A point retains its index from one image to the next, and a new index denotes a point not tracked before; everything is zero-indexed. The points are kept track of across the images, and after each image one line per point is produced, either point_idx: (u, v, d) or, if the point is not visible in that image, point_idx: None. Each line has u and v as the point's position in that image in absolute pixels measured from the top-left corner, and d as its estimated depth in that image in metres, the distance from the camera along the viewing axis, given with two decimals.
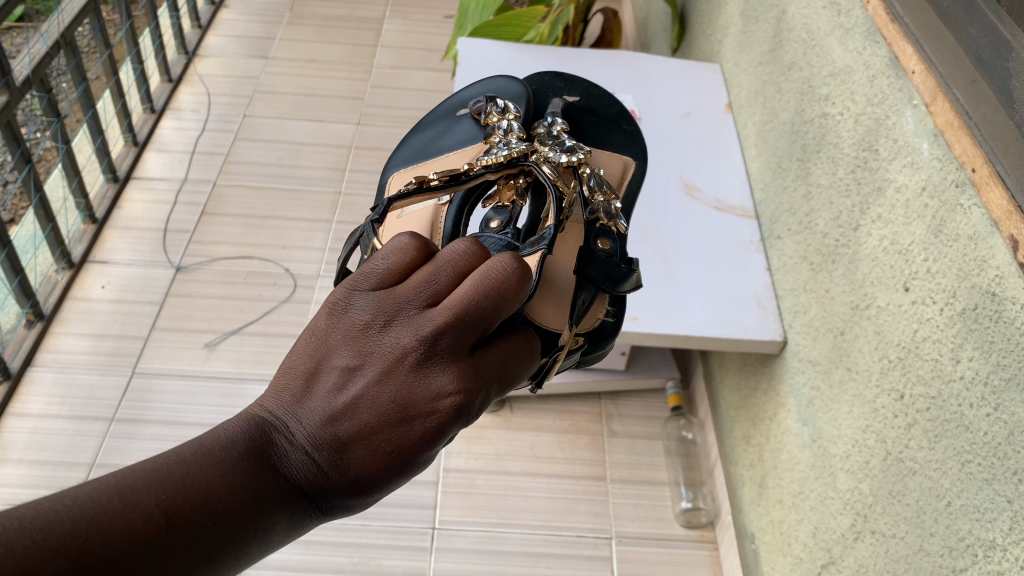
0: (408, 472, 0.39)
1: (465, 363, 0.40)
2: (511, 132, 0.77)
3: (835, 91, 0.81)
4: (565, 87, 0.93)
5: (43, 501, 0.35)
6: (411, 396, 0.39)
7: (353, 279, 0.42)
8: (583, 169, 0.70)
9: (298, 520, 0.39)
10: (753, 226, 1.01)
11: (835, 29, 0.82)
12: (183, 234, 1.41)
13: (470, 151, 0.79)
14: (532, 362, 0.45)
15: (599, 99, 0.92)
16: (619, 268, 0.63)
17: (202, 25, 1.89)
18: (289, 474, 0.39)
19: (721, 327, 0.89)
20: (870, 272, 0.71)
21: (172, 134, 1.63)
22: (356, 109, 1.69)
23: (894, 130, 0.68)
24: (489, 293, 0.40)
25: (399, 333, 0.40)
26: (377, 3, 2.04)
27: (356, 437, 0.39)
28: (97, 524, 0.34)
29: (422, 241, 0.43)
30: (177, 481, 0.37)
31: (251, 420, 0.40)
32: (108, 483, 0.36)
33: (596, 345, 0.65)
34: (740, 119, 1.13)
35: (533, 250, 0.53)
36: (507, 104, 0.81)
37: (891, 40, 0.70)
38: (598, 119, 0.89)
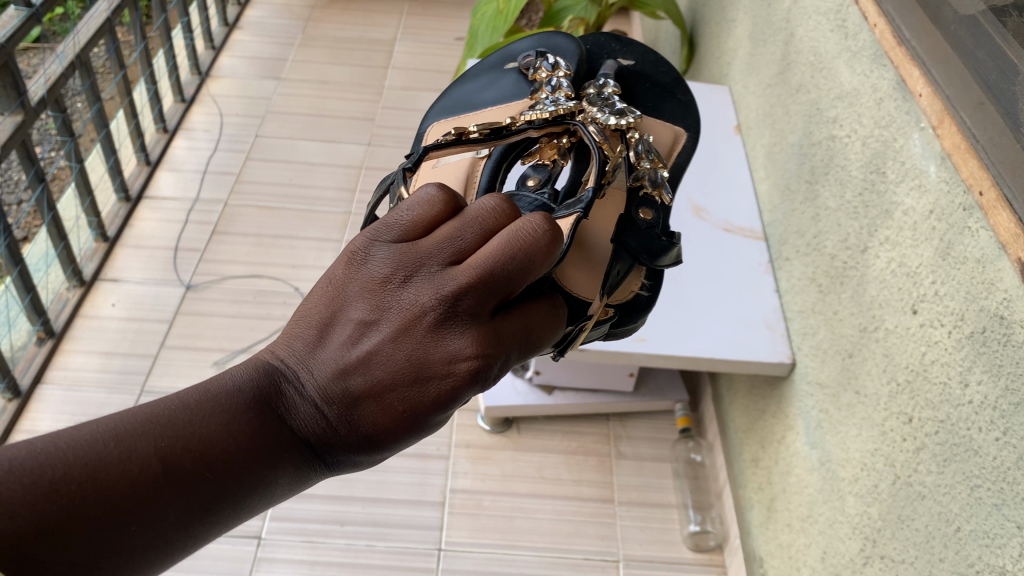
0: (416, 431, 0.40)
1: (483, 327, 0.40)
2: (560, 89, 0.79)
3: (843, 114, 0.81)
4: (620, 50, 0.94)
5: (37, 442, 0.37)
6: (429, 356, 0.39)
7: (376, 227, 0.42)
8: (632, 134, 0.72)
9: (303, 469, 0.42)
10: (762, 247, 1.01)
11: (843, 52, 0.82)
12: (193, 253, 1.42)
13: (513, 106, 0.79)
14: (557, 330, 0.45)
15: (654, 66, 0.93)
16: (661, 241, 0.65)
17: (216, 46, 1.91)
18: (299, 422, 0.41)
19: (729, 349, 0.89)
20: (878, 294, 0.71)
21: (184, 153, 1.64)
22: (367, 130, 1.71)
23: (902, 153, 0.69)
24: (516, 257, 0.39)
25: (419, 291, 0.39)
26: (388, 25, 2.06)
27: (368, 394, 0.40)
28: (90, 470, 0.36)
29: (449, 194, 0.42)
30: (175, 431, 0.39)
31: (263, 368, 0.42)
32: (104, 427, 0.38)
33: (629, 317, 0.67)
34: (749, 140, 1.13)
35: (568, 212, 0.53)
36: (557, 61, 0.83)
37: (898, 64, 0.70)
38: (653, 87, 0.91)
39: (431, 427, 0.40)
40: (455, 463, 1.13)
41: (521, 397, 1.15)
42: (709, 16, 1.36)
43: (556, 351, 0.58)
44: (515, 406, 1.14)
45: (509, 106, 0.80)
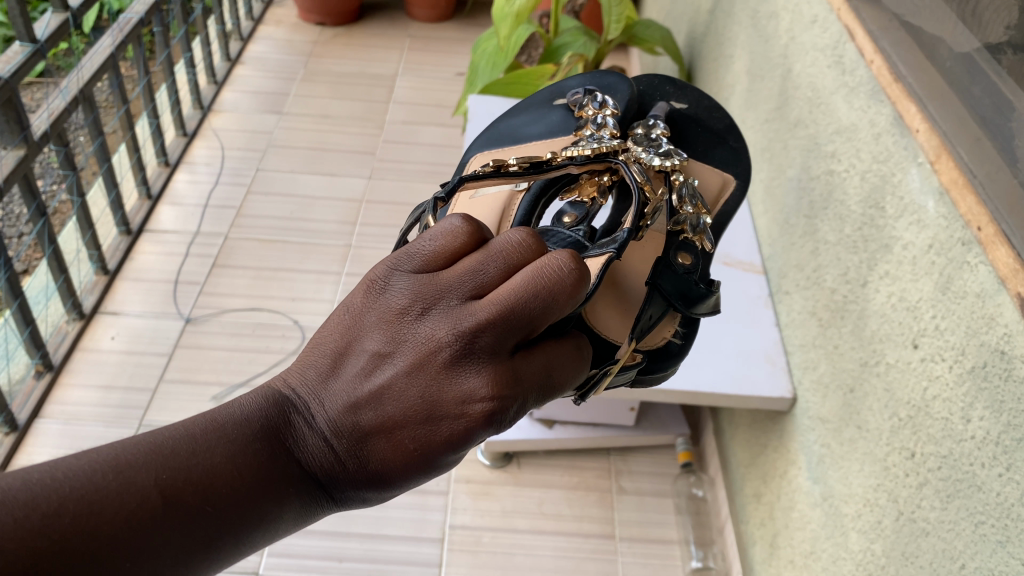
0: (427, 470, 0.40)
1: (501, 366, 0.39)
2: (604, 128, 0.80)
3: (841, 149, 0.81)
4: (674, 93, 0.94)
5: (37, 472, 0.37)
6: (443, 394, 0.38)
7: (397, 256, 0.42)
8: (675, 177, 0.74)
9: (309, 506, 0.42)
10: (762, 281, 1.01)
11: (840, 88, 0.83)
12: (193, 286, 1.42)
13: (559, 142, 0.82)
14: (578, 371, 0.45)
15: (708, 111, 0.93)
16: (698, 288, 0.68)
17: (218, 80, 1.93)
18: (309, 455, 0.41)
19: (731, 384, 0.89)
20: (879, 329, 0.71)
21: (186, 186, 1.65)
22: (368, 164, 1.72)
23: (900, 188, 0.69)
24: (539, 295, 0.39)
25: (436, 325, 0.39)
26: (390, 60, 2.08)
27: (379, 430, 0.39)
28: (86, 503, 0.36)
29: (473, 226, 0.42)
30: (178, 462, 0.39)
31: (273, 398, 0.42)
32: (105, 458, 0.38)
33: (659, 362, 0.67)
34: (748, 175, 1.14)
35: (600, 251, 0.51)
36: (604, 99, 0.84)
37: (894, 100, 0.71)
38: (703, 132, 0.91)
39: (441, 467, 0.40)
40: (455, 499, 1.12)
41: (522, 432, 1.14)
42: (708, 52, 1.38)
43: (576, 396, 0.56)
44: (515, 440, 1.14)
45: (555, 142, 0.82)
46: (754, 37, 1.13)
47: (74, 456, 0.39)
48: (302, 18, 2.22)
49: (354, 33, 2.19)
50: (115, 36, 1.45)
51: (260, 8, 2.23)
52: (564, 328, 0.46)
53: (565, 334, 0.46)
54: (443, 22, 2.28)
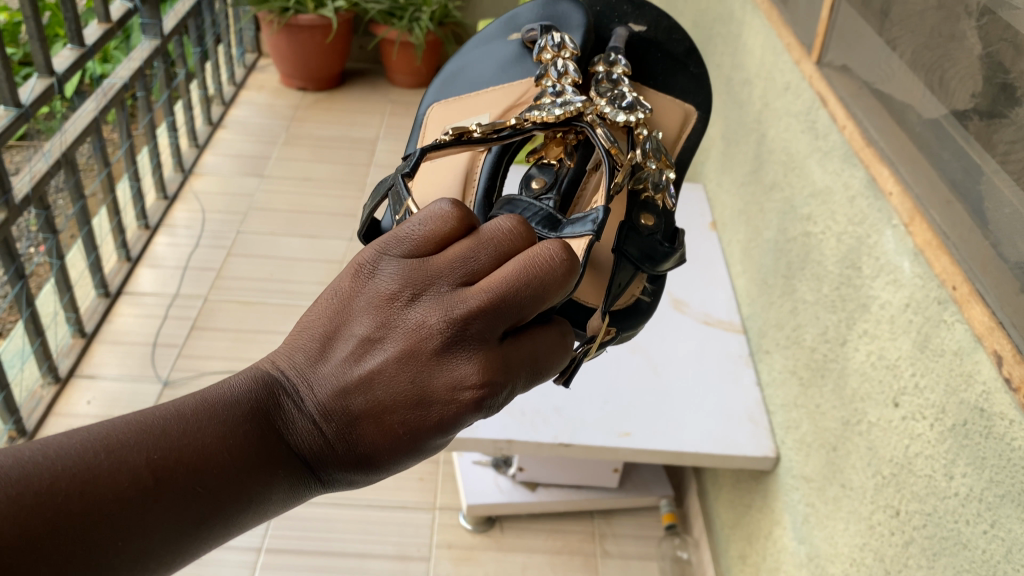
0: (414, 452, 0.40)
1: (491, 354, 0.39)
2: (565, 75, 0.78)
3: (817, 211, 0.83)
4: (632, 13, 0.90)
5: (26, 449, 0.37)
6: (433, 381, 0.39)
7: (386, 239, 0.41)
8: (639, 131, 0.73)
9: (298, 487, 0.42)
10: (742, 340, 1.02)
11: (814, 152, 0.85)
12: (172, 349, 1.41)
13: (517, 89, 0.85)
14: (564, 354, 0.45)
15: (668, 30, 0.90)
16: (663, 247, 0.70)
17: (200, 144, 1.95)
18: (297, 438, 0.41)
19: (713, 444, 0.89)
20: (859, 387, 0.72)
21: (166, 249, 1.64)
22: (349, 226, 1.73)
23: (875, 249, 0.71)
24: (530, 282, 0.39)
25: (426, 311, 0.39)
26: (371, 124, 2.11)
27: (368, 415, 0.39)
28: (78, 480, 0.36)
29: (462, 210, 0.42)
30: (169, 442, 0.39)
31: (261, 381, 0.42)
32: (96, 436, 0.38)
33: (633, 319, 0.70)
34: (724, 236, 1.16)
35: (581, 233, 0.54)
36: (563, 39, 0.81)
37: (867, 163, 0.73)
38: (667, 57, 0.90)
39: (429, 449, 0.40)
40: (437, 564, 1.11)
41: (504, 494, 1.14)
42: None
43: (561, 378, 0.55)
44: (498, 504, 1.13)
45: (512, 88, 0.86)
46: (728, 102, 1.17)
47: (65, 432, 0.38)
48: (283, 83, 2.25)
49: (335, 97, 2.22)
50: (99, 100, 1.46)
51: (242, 74, 2.27)
52: (551, 314, 0.46)
53: (554, 319, 0.46)
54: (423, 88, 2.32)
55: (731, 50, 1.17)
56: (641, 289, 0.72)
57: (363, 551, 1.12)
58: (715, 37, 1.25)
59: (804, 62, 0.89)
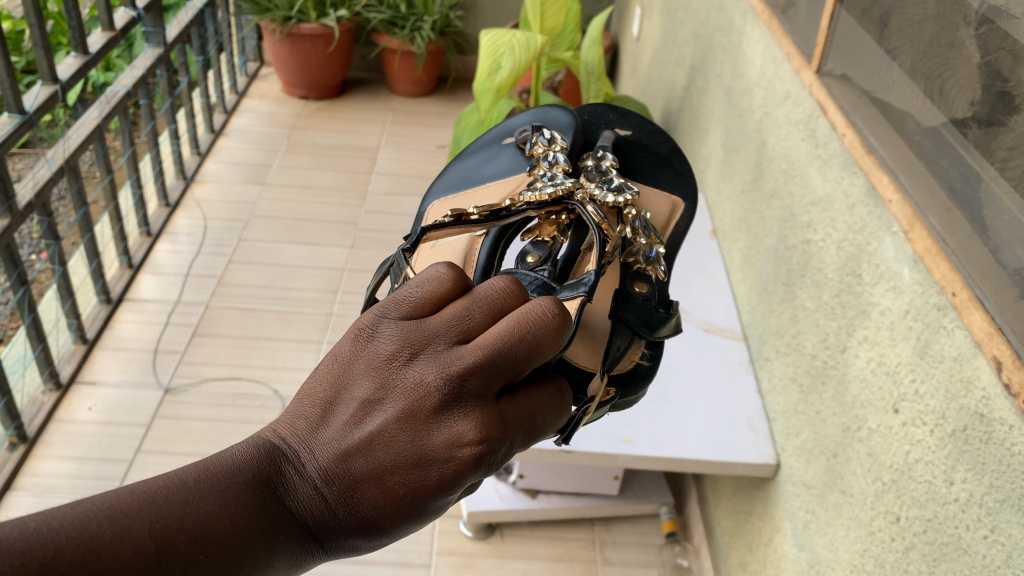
0: (416, 514, 0.40)
1: (488, 410, 0.41)
2: (556, 164, 0.89)
3: (816, 219, 0.84)
4: (619, 120, 1.03)
5: (26, 521, 0.35)
6: (432, 441, 0.40)
7: (384, 305, 0.44)
8: (627, 211, 0.80)
9: (301, 558, 0.41)
10: (742, 347, 1.02)
11: (814, 160, 0.86)
12: (173, 355, 1.41)
13: (514, 183, 0.91)
14: (556, 418, 0.48)
15: (651, 134, 1.02)
16: (658, 314, 0.75)
17: (202, 152, 1.95)
18: (298, 505, 0.41)
19: (714, 451, 0.89)
20: (859, 394, 0.72)
21: (167, 256, 1.65)
22: (350, 233, 1.73)
23: (875, 256, 0.71)
24: (526, 338, 0.41)
25: (424, 370, 0.41)
26: (372, 133, 2.12)
27: (369, 477, 0.40)
28: (81, 549, 0.35)
29: (458, 272, 0.45)
30: (172, 510, 0.38)
31: (261, 447, 0.42)
32: (98, 507, 0.37)
33: (635, 382, 0.76)
34: (724, 244, 1.16)
35: (572, 293, 0.59)
36: (553, 136, 0.93)
37: (867, 171, 0.74)
38: (651, 156, 1.01)
39: (430, 511, 0.41)
40: (437, 572, 1.11)
41: (504, 501, 1.14)
42: (683, 126, 1.42)
43: (562, 437, 0.62)
44: (498, 510, 1.13)
45: (508, 182, 0.92)
46: (728, 111, 1.17)
47: (64, 505, 0.37)
48: (285, 92, 2.26)
49: (337, 106, 2.23)
50: (102, 108, 1.47)
51: (245, 83, 2.28)
52: (543, 374, 0.49)
53: (546, 379, 0.49)
54: (425, 97, 2.33)
55: (731, 60, 1.17)
56: (640, 354, 0.78)
57: (364, 558, 1.12)
58: (715, 47, 1.26)
59: (803, 71, 0.89)
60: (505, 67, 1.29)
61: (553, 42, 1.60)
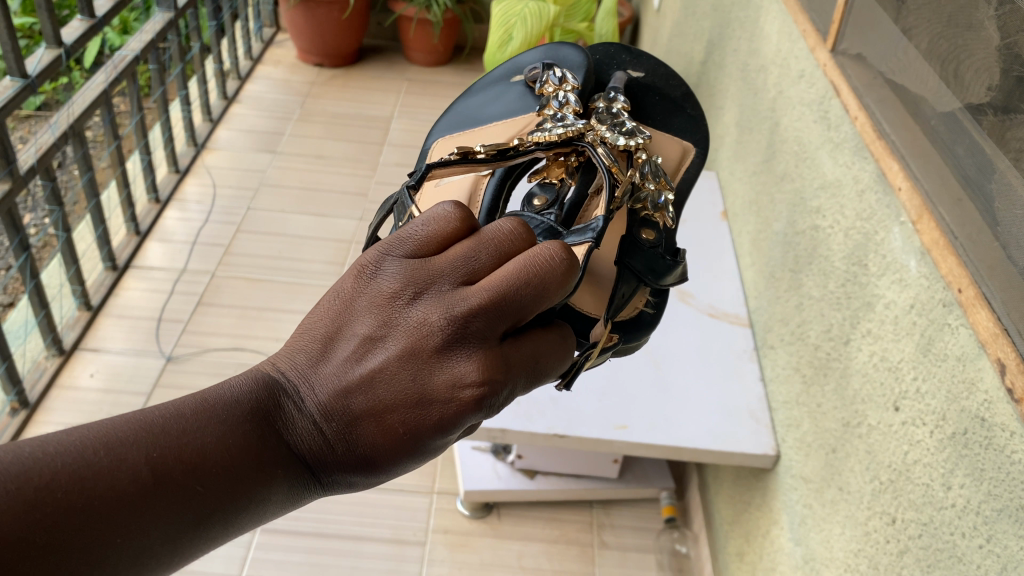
0: (415, 452, 0.41)
1: (490, 352, 0.41)
2: (566, 105, 0.86)
3: (826, 204, 0.81)
4: (632, 61, 1.00)
5: (22, 446, 0.35)
6: (434, 380, 0.40)
7: (388, 242, 0.43)
8: (638, 154, 0.78)
9: (297, 492, 0.42)
10: (747, 333, 0.99)
11: (825, 143, 0.83)
12: (177, 324, 1.40)
13: (521, 121, 0.89)
14: (555, 364, 0.47)
15: (665, 78, 1.00)
16: (664, 261, 0.74)
17: (214, 118, 1.94)
18: (296, 440, 0.42)
19: (712, 439, 0.87)
20: (861, 389, 0.70)
21: (176, 224, 1.64)
22: (359, 206, 1.72)
23: (882, 246, 0.68)
24: (531, 282, 0.41)
25: (427, 309, 0.40)
26: (386, 102, 2.09)
27: (369, 414, 0.40)
28: (78, 477, 0.35)
29: (463, 213, 0.44)
30: (170, 441, 0.38)
31: (260, 380, 0.43)
32: (93, 434, 0.37)
33: (637, 331, 0.77)
34: (735, 226, 1.13)
35: (580, 239, 0.60)
36: (565, 75, 0.91)
37: (878, 157, 0.70)
38: (664, 101, 0.98)
39: (429, 451, 0.41)
40: (432, 550, 1.10)
41: (502, 481, 1.13)
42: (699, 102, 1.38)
43: (561, 384, 0.62)
44: (495, 490, 1.11)
45: (513, 122, 0.89)
46: (743, 88, 1.14)
47: (59, 431, 0.37)
48: (300, 59, 2.23)
49: (351, 75, 2.20)
50: (109, 72, 1.45)
51: (259, 49, 2.25)
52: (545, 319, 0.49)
53: (546, 327, 0.49)
54: (440, 67, 2.29)
55: (747, 34, 1.13)
56: (644, 303, 0.78)
57: (359, 534, 1.11)
58: (732, 21, 1.22)
59: (818, 49, 0.86)
60: (516, 38, 1.25)
61: (568, 13, 1.55)
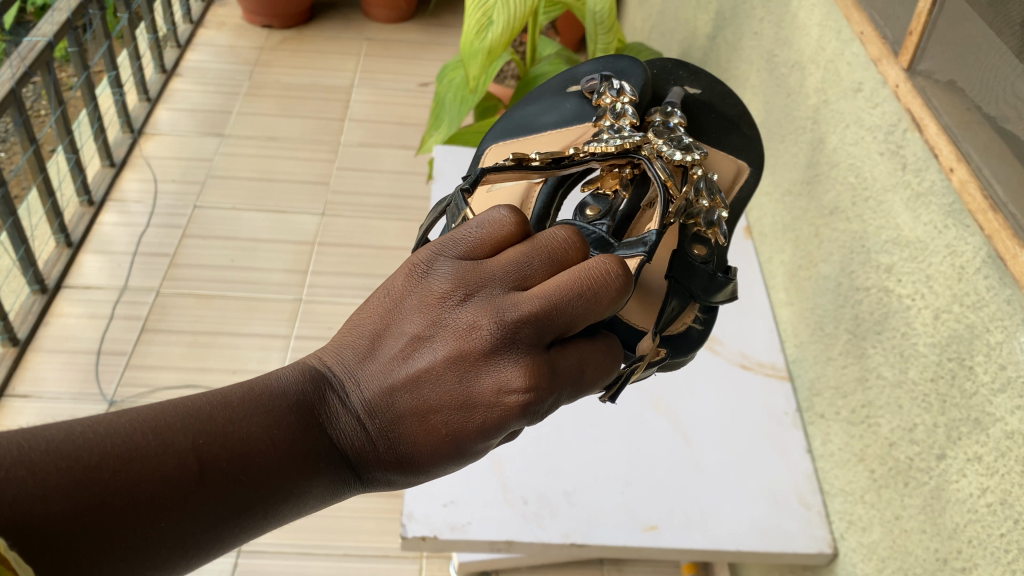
0: (459, 454, 0.40)
1: (539, 360, 0.39)
2: (623, 117, 0.76)
3: (903, 267, 0.65)
4: (688, 78, 0.87)
5: (77, 425, 0.36)
6: (478, 385, 0.39)
7: (440, 243, 0.42)
8: (695, 170, 0.69)
9: (338, 484, 0.42)
10: (787, 390, 0.84)
11: (898, 186, 0.67)
12: (119, 357, 1.23)
13: (576, 130, 0.79)
14: (610, 372, 0.44)
15: (723, 96, 0.86)
16: (717, 279, 0.68)
17: (152, 97, 1.72)
18: (338, 436, 0.41)
19: (758, 536, 0.73)
20: (966, 527, 0.56)
21: (114, 230, 1.44)
22: (321, 197, 1.53)
23: (1000, 353, 0.53)
24: (583, 294, 0.39)
25: (475, 311, 0.39)
26: (345, 69, 1.87)
27: (413, 414, 0.40)
28: (125, 458, 0.36)
29: (520, 216, 0.43)
30: (215, 427, 0.38)
31: (308, 373, 0.42)
32: (144, 416, 0.38)
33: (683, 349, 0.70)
34: (761, 249, 0.97)
35: (629, 253, 0.52)
36: (622, 85, 0.79)
37: (991, 234, 0.54)
38: (720, 118, 0.84)
39: (472, 453, 0.40)
40: None
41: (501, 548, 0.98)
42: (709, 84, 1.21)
43: (607, 395, 0.54)
44: (494, 559, 0.97)
45: (569, 131, 0.79)
46: (768, 84, 0.96)
47: (116, 412, 0.38)
48: (247, 20, 2.00)
49: (305, 36, 1.98)
50: (16, 65, 1.23)
51: (199, 10, 2.01)
52: (597, 327, 0.45)
53: (599, 332, 0.45)
54: (404, 23, 2.07)
55: (773, 18, 0.96)
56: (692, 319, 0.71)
57: None
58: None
59: (885, 63, 0.69)
60: (498, 22, 1.04)
61: None
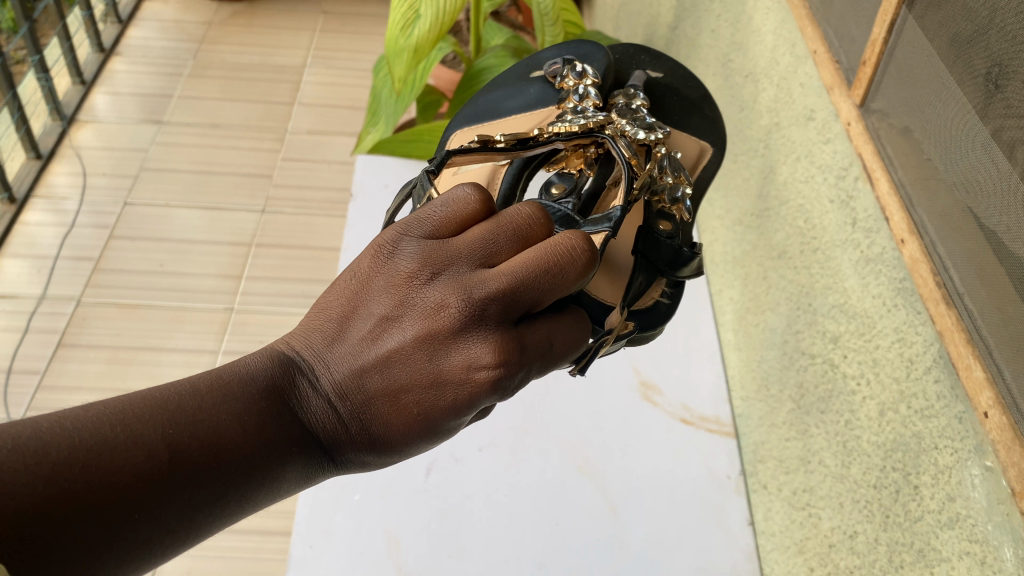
0: (432, 434, 0.36)
1: (510, 337, 0.35)
2: (587, 98, 0.66)
3: (850, 342, 0.55)
4: (650, 62, 0.76)
5: (40, 421, 0.32)
6: (449, 363, 0.35)
7: (405, 221, 0.38)
8: (658, 149, 0.61)
9: (310, 470, 0.38)
10: (731, 451, 0.75)
11: (847, 244, 0.56)
12: (31, 376, 1.14)
13: (539, 115, 0.67)
14: (583, 344, 0.40)
15: (685, 80, 0.75)
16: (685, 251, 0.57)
17: (87, 79, 1.61)
18: (308, 420, 0.37)
19: None
20: None
21: (35, 231, 1.34)
22: (262, 192, 1.43)
23: (950, 481, 0.43)
24: (554, 267, 0.35)
25: (444, 289, 0.35)
26: (297, 47, 1.75)
27: (383, 395, 0.36)
28: (92, 454, 0.31)
29: (485, 193, 0.38)
30: (184, 418, 0.34)
31: (270, 358, 0.38)
32: (112, 408, 0.33)
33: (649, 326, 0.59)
34: (714, 281, 0.87)
35: (594, 229, 0.45)
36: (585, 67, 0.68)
37: (943, 332, 0.44)
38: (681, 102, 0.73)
39: (447, 432, 0.37)
40: None
41: None
42: None
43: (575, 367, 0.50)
44: None
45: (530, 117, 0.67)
46: (723, 88, 0.85)
47: (80, 404, 0.34)
48: None
49: (257, 10, 1.85)
50: None
51: None
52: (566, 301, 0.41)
53: (568, 307, 0.41)
54: None
55: (729, 17, 0.84)
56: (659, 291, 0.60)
57: None
58: None
59: (837, 95, 0.58)
60: (426, 16, 0.92)
61: None
